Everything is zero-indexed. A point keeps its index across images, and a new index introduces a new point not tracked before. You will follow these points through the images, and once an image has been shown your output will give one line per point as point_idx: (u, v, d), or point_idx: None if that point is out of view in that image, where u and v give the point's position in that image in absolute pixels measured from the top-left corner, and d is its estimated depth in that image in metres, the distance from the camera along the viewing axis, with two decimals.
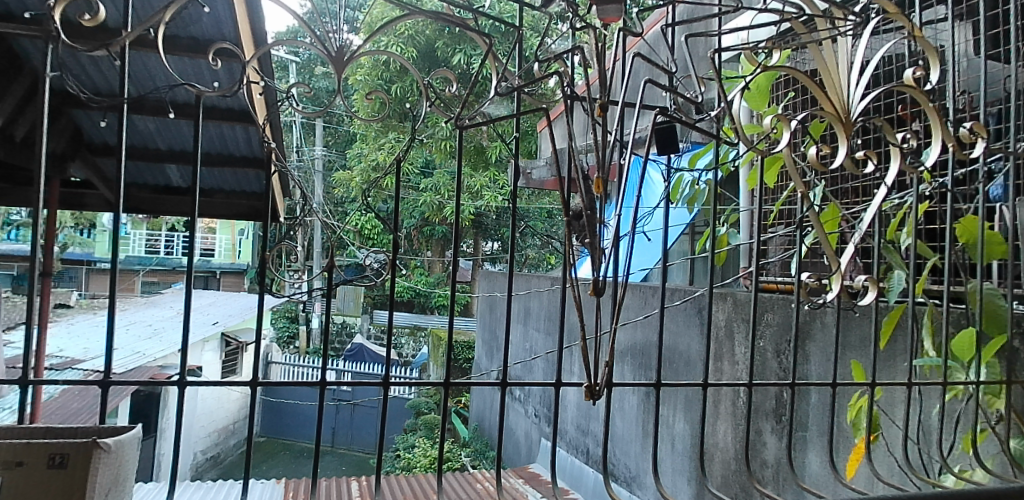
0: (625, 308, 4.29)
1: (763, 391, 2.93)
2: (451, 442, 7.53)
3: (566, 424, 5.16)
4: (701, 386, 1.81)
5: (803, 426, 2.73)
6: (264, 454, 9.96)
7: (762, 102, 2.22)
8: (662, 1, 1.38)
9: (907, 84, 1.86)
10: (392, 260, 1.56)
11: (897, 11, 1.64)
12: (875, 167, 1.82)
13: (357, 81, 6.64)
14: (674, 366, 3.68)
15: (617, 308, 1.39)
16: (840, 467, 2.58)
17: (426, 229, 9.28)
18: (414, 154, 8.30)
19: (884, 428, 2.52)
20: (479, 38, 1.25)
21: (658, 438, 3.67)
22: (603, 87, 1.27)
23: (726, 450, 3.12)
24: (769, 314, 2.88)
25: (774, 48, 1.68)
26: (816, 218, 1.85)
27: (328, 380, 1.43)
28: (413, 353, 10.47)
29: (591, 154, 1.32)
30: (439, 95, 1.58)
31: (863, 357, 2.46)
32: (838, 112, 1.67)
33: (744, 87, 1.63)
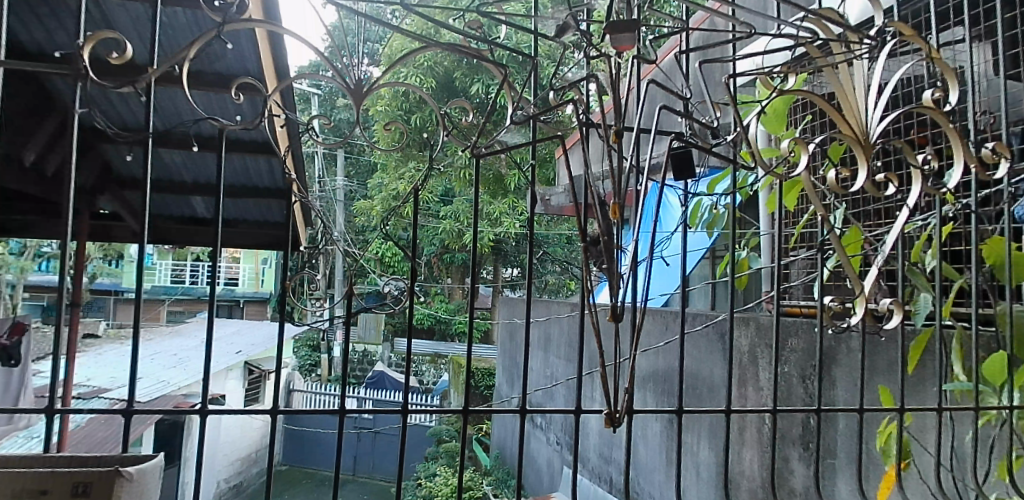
0: (646, 333, 4.26)
1: (789, 418, 2.87)
2: (472, 470, 7.47)
3: (588, 452, 5.10)
4: (725, 412, 1.78)
5: (831, 453, 2.67)
6: (286, 483, 9.95)
7: (779, 126, 2.21)
8: (677, 28, 1.39)
9: (926, 106, 1.85)
10: (410, 288, 1.56)
11: (913, 34, 1.64)
12: (896, 189, 1.80)
13: (378, 111, 6.80)
14: (698, 393, 3.63)
15: (635, 334, 1.37)
16: (870, 496, 2.50)
17: (445, 256, 9.35)
18: (434, 181, 8.38)
19: (915, 455, 2.46)
20: (495, 69, 1.27)
21: (682, 466, 3.60)
22: (618, 115, 1.28)
23: (753, 478, 3.05)
24: (793, 339, 2.84)
25: (790, 73, 1.68)
26: (838, 242, 1.83)
27: (348, 408, 1.43)
28: (434, 380, 10.45)
29: (608, 180, 1.32)
30: (456, 125, 1.59)
31: (892, 382, 2.41)
32: (857, 136, 1.67)
33: (760, 111, 1.63)
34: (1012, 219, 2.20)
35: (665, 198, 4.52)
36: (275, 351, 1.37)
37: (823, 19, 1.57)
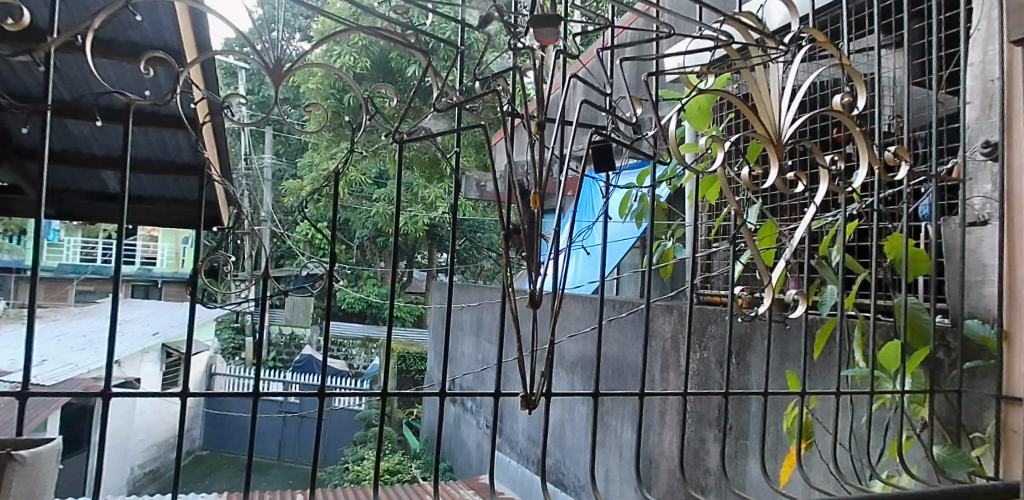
0: (575, 319, 4.36)
1: (706, 401, 3.02)
2: (401, 454, 7.53)
3: (517, 435, 5.20)
4: (640, 394, 1.86)
5: (743, 435, 2.82)
6: (207, 468, 9.71)
7: (703, 123, 2.29)
8: (603, 25, 1.42)
9: (836, 110, 1.97)
10: (329, 271, 1.55)
11: (825, 41, 1.74)
12: (805, 188, 1.92)
13: (309, 89, 6.62)
14: (623, 377, 3.75)
15: (555, 320, 1.41)
16: (774, 475, 2.68)
17: (379, 240, 9.26)
18: (366, 163, 8.25)
19: (818, 436, 2.65)
20: (419, 54, 1.27)
21: (606, 447, 3.74)
22: (540, 107, 1.30)
23: (670, 458, 3.19)
24: (711, 326, 2.98)
25: (710, 73, 1.75)
26: (751, 237, 1.95)
27: (261, 390, 1.41)
28: (365, 364, 10.43)
29: (529, 172, 1.34)
30: (380, 109, 1.57)
31: (800, 368, 2.57)
32: (770, 135, 1.77)
33: (682, 109, 1.70)
34: (909, 218, 2.38)
35: (588, 188, 4.61)
36: (186, 333, 1.34)
37: (741, 24, 1.64)
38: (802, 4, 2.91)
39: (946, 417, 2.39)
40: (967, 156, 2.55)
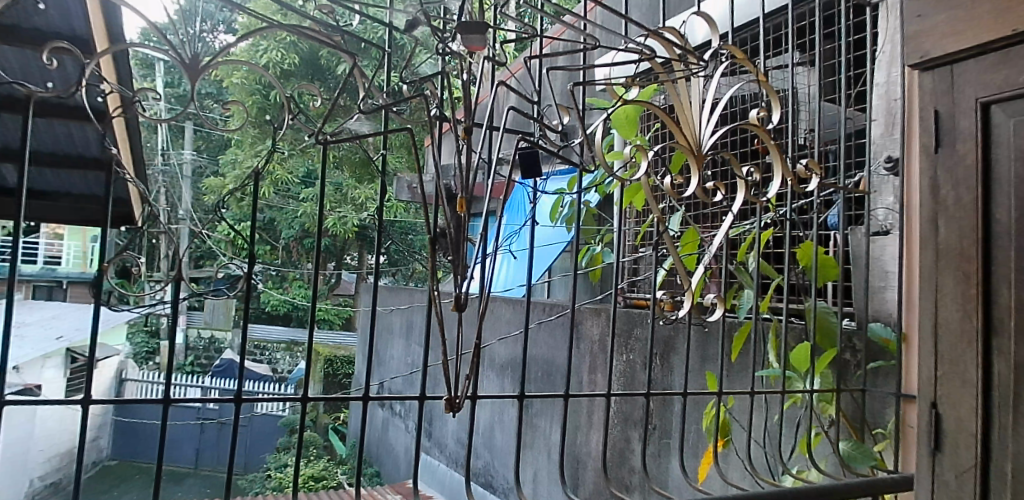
0: (506, 321, 4.39)
1: (632, 401, 3.10)
2: (326, 460, 7.37)
3: (446, 438, 5.19)
4: (565, 396, 1.90)
5: (667, 434, 2.91)
6: (116, 479, 9.18)
7: (630, 132, 2.35)
8: (531, 34, 1.45)
9: (753, 123, 2.07)
10: (249, 273, 1.50)
11: (743, 58, 1.83)
12: (723, 197, 2.01)
13: (233, 84, 6.41)
14: (553, 379, 3.81)
15: (481, 324, 1.42)
16: (694, 472, 2.78)
17: (306, 241, 9.05)
18: (293, 162, 8.05)
19: (736, 434, 2.77)
20: (343, 55, 1.25)
21: (535, 448, 3.79)
22: (468, 112, 1.31)
23: (597, 458, 3.26)
24: (637, 329, 3.07)
25: (635, 84, 1.80)
26: (673, 243, 2.02)
27: (172, 397, 1.35)
28: (290, 368, 10.14)
29: (457, 175, 1.34)
30: (304, 110, 1.54)
31: (720, 369, 2.68)
32: (691, 146, 1.84)
33: (607, 118, 1.74)
34: (819, 228, 2.53)
35: (516, 192, 4.66)
36: (90, 338, 1.27)
37: (664, 37, 1.70)
38: (722, 21, 3.12)
39: (852, 414, 2.54)
40: (872, 171, 2.73)
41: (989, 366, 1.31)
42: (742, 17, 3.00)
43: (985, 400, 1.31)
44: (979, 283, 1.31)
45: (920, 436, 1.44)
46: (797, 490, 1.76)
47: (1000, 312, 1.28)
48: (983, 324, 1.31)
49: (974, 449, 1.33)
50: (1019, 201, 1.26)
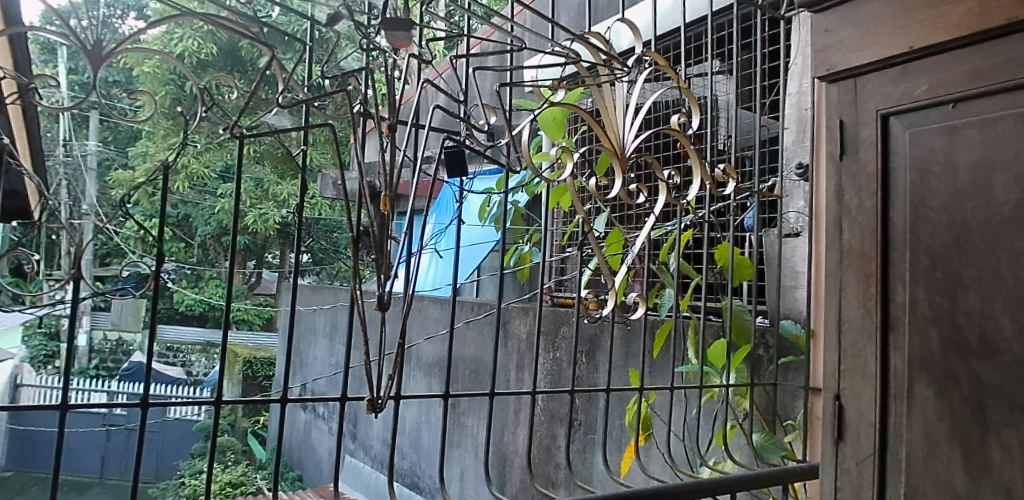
0: (433, 321, 4.37)
1: (558, 398, 3.16)
2: (244, 466, 7.11)
3: (371, 440, 5.11)
4: (491, 394, 1.91)
5: (591, 430, 2.98)
6: (8, 494, 8.50)
7: (557, 134, 2.39)
8: (457, 34, 1.45)
9: (674, 129, 2.15)
10: (157, 272, 1.43)
11: (665, 65, 1.90)
12: (646, 199, 2.07)
13: (143, 72, 6.07)
14: (480, 378, 3.82)
15: (405, 323, 1.40)
16: (617, 466, 2.86)
17: (224, 238, 8.69)
18: (210, 155, 7.72)
19: (657, 429, 2.87)
20: (262, 46, 1.21)
21: (461, 447, 3.79)
22: (392, 109, 1.30)
23: (523, 455, 3.30)
24: (564, 327, 3.12)
25: (561, 87, 1.83)
26: (597, 243, 2.07)
27: (69, 403, 1.26)
28: (206, 371, 9.71)
29: (381, 174, 1.33)
30: (219, 102, 1.48)
31: (642, 366, 2.77)
32: (615, 149, 1.89)
33: (534, 119, 1.77)
34: (735, 230, 2.65)
35: (442, 192, 4.64)
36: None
37: (590, 42, 1.74)
38: (646, 30, 3.23)
39: (764, 407, 2.68)
40: (785, 176, 2.89)
41: (886, 360, 1.40)
42: (665, 25, 3.11)
43: (883, 391, 1.40)
44: (878, 281, 1.41)
45: (824, 427, 1.53)
46: (712, 482, 1.84)
47: (897, 309, 1.38)
48: (882, 320, 1.40)
49: (873, 437, 1.42)
50: (914, 205, 1.35)
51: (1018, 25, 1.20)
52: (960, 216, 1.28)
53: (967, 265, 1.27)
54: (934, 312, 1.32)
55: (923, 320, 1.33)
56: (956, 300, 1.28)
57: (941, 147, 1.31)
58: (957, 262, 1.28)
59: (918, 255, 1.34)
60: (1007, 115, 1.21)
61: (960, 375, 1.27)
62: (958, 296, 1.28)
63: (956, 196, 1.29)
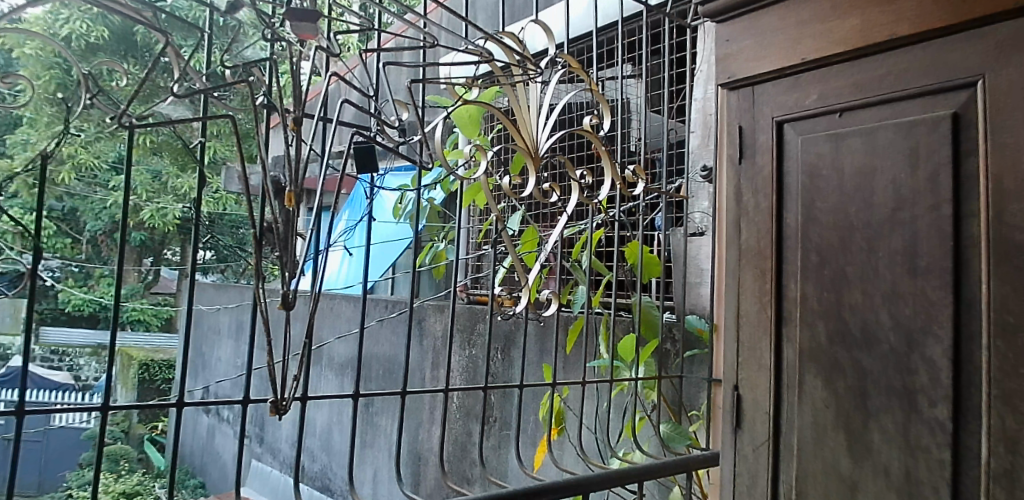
0: (346, 320, 4.28)
1: (472, 395, 3.17)
2: (140, 475, 6.72)
3: (280, 443, 4.96)
4: (402, 393, 1.90)
5: (505, 426, 3.02)
6: None
7: (473, 132, 2.39)
8: (366, 27, 1.42)
9: (586, 129, 2.20)
10: (34, 270, 1.32)
11: (577, 67, 1.94)
12: (558, 198, 2.11)
13: (23, 54, 5.59)
14: (394, 377, 3.78)
15: (312, 324, 1.36)
16: (529, 461, 2.90)
17: (117, 234, 8.15)
18: (101, 145, 7.21)
19: (570, 422, 2.94)
20: (154, 32, 1.14)
21: (374, 447, 3.75)
22: (297, 102, 1.26)
23: (437, 453, 3.30)
24: (479, 324, 3.14)
25: (475, 85, 1.84)
26: (511, 241, 2.10)
27: None
28: (97, 375, 9.09)
29: (286, 168, 1.28)
30: (104, 89, 1.38)
31: (556, 361, 2.82)
32: (527, 148, 1.92)
33: (446, 116, 1.76)
34: (645, 229, 2.74)
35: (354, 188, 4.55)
36: None
37: (502, 41, 1.75)
38: (559, 33, 3.30)
39: (671, 398, 2.80)
40: (690, 178, 3.02)
41: (780, 351, 1.49)
42: (577, 29, 3.19)
43: (777, 381, 1.49)
44: (773, 278, 1.50)
45: (725, 415, 1.63)
46: (619, 472, 1.91)
47: (790, 304, 1.47)
48: (776, 314, 1.49)
49: (767, 424, 1.51)
50: (805, 207, 1.44)
51: (897, 42, 1.29)
52: (845, 218, 1.36)
53: (850, 263, 1.35)
54: (822, 307, 1.40)
55: (812, 315, 1.42)
56: (841, 296, 1.37)
57: (828, 152, 1.40)
58: (842, 260, 1.37)
59: (808, 254, 1.43)
60: (886, 124, 1.30)
61: (845, 366, 1.36)
62: (843, 292, 1.36)
63: (841, 198, 1.37)
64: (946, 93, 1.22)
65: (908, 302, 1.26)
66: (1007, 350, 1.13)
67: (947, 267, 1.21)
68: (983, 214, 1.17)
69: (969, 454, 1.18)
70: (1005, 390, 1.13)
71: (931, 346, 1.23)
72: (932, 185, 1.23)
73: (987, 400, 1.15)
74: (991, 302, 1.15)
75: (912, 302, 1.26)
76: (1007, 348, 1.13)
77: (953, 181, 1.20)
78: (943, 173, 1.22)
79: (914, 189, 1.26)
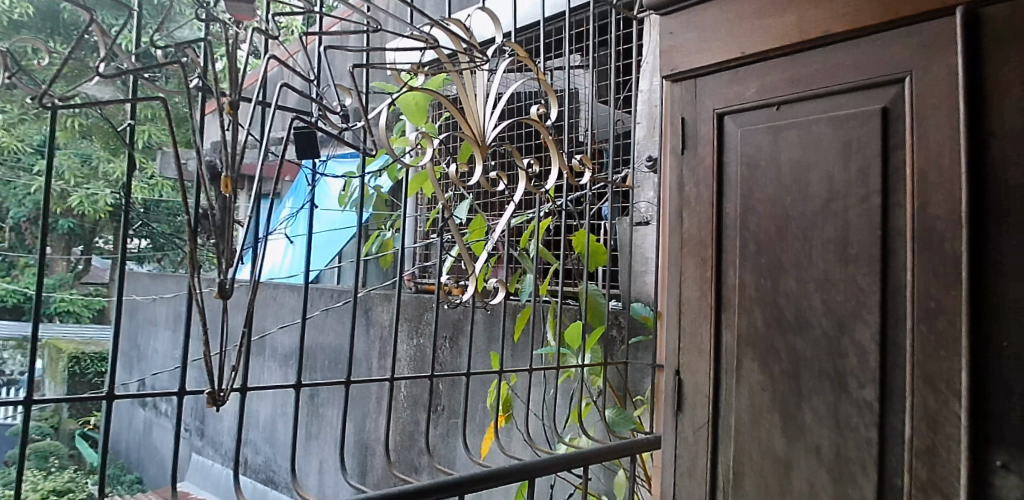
0: (290, 310, 4.21)
1: (420, 384, 3.17)
2: (72, 472, 6.46)
3: (222, 436, 4.85)
4: (346, 383, 1.89)
5: (452, 414, 3.04)
6: None
7: (420, 119, 2.37)
8: (308, 10, 1.39)
9: (534, 119, 2.21)
10: None
11: (525, 56, 1.94)
12: (505, 187, 2.12)
13: None
14: (339, 367, 3.74)
15: (251, 313, 1.34)
16: (476, 448, 2.92)
17: (43, 221, 7.75)
18: (24, 127, 6.82)
19: (517, 409, 2.97)
20: (79, 9, 1.09)
21: (320, 438, 3.71)
22: (234, 84, 1.22)
23: (384, 442, 3.31)
24: (427, 313, 3.13)
25: (421, 72, 1.82)
26: (458, 229, 2.10)
27: None
28: (22, 369, 8.66)
29: (222, 153, 1.25)
30: (24, 67, 1.30)
31: (504, 349, 2.85)
32: (474, 137, 1.92)
33: (392, 103, 1.74)
34: (591, 218, 2.79)
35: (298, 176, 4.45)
36: None
37: (449, 28, 1.74)
38: (506, 21, 3.29)
39: (616, 385, 2.86)
40: (636, 168, 3.07)
41: (719, 337, 1.54)
42: (525, 18, 3.19)
43: (716, 366, 1.55)
44: (713, 266, 1.55)
45: (667, 399, 1.67)
46: (564, 457, 1.94)
47: (728, 291, 1.52)
48: (715, 301, 1.55)
49: (706, 407, 1.56)
50: (744, 198, 1.49)
51: (831, 39, 1.35)
52: (781, 208, 1.42)
53: (786, 251, 1.41)
54: (759, 294, 1.46)
55: (750, 301, 1.47)
56: (777, 283, 1.42)
57: (767, 144, 1.45)
58: (778, 249, 1.42)
59: (746, 243, 1.48)
60: (820, 118, 1.36)
61: (780, 351, 1.41)
62: (779, 279, 1.42)
63: (778, 189, 1.42)
64: (875, 88, 1.28)
65: (839, 289, 1.32)
66: (929, 333, 1.19)
67: (876, 255, 1.27)
68: (908, 205, 1.23)
69: (892, 432, 1.25)
70: (927, 371, 1.20)
71: (860, 330, 1.29)
72: (862, 177, 1.29)
73: (911, 381, 1.22)
74: (914, 288, 1.21)
75: (842, 288, 1.32)
76: (928, 332, 1.20)
77: (881, 173, 1.27)
78: (872, 166, 1.28)
79: (846, 181, 1.31)
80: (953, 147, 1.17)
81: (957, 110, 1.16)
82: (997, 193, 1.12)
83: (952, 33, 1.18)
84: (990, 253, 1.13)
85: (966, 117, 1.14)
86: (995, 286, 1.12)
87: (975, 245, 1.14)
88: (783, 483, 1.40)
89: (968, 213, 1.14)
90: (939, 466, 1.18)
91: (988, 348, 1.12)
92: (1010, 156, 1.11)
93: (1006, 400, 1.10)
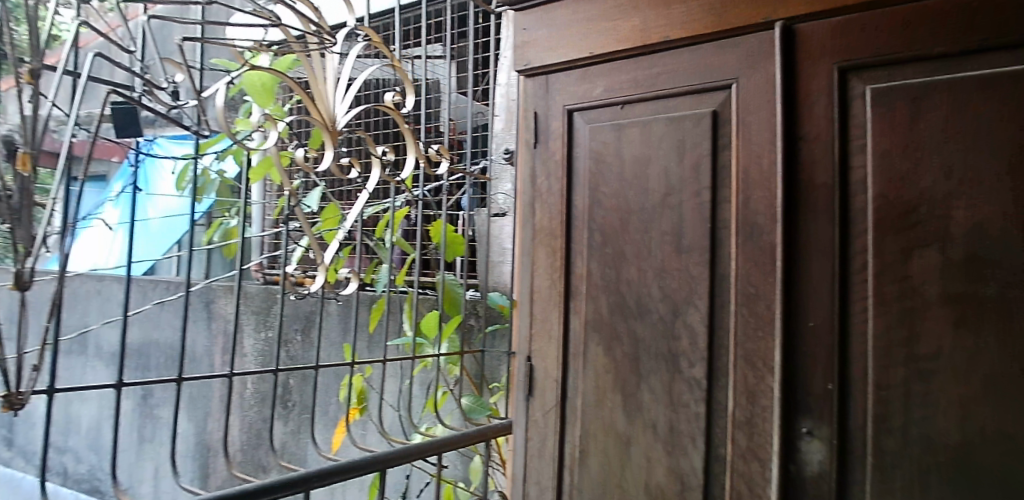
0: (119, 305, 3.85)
1: (268, 378, 3.04)
2: None
3: (36, 446, 4.36)
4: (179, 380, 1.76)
5: (303, 409, 2.94)
6: None
7: (266, 101, 2.24)
8: None
9: (389, 106, 2.18)
10: None
11: (378, 41, 1.90)
12: (359, 174, 2.08)
13: None
14: (177, 364, 3.49)
15: (59, 307, 1.21)
16: (328, 443, 2.85)
17: None
18: None
19: (372, 402, 2.93)
20: None
21: (154, 441, 3.45)
22: (35, 49, 1.09)
23: (228, 442, 3.14)
24: (276, 305, 3.00)
25: (265, 51, 1.72)
26: (307, 218, 2.02)
27: None
28: None
29: (20, 126, 1.11)
30: None
31: (359, 341, 2.79)
32: (323, 122, 1.85)
33: (231, 83, 1.64)
34: (448, 208, 2.80)
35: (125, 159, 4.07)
36: None
37: (296, 6, 1.66)
38: (360, 5, 3.21)
39: (473, 373, 2.91)
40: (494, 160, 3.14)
41: (568, 322, 1.63)
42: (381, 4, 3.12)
43: (564, 350, 1.63)
44: (563, 256, 1.63)
45: (519, 384, 1.73)
46: (415, 447, 1.95)
47: (577, 280, 1.61)
48: (565, 289, 1.63)
49: (556, 390, 1.64)
50: (592, 191, 1.58)
51: (669, 45, 1.45)
52: (625, 202, 1.52)
53: (629, 242, 1.51)
54: (604, 282, 1.55)
55: (596, 289, 1.57)
56: (620, 272, 1.53)
57: (613, 141, 1.54)
58: (621, 239, 1.52)
59: (593, 234, 1.57)
60: (659, 118, 1.46)
61: (622, 335, 1.52)
62: (622, 269, 1.52)
63: (622, 183, 1.52)
64: (705, 93, 1.40)
65: (674, 276, 1.44)
66: (748, 316, 1.34)
67: (705, 245, 1.40)
68: (733, 200, 1.37)
69: (717, 405, 1.38)
70: (747, 350, 1.34)
71: (691, 314, 1.42)
72: (694, 174, 1.42)
73: (733, 360, 1.36)
74: (737, 275, 1.36)
75: (677, 276, 1.44)
76: (749, 314, 1.34)
77: (711, 171, 1.39)
78: (703, 164, 1.41)
79: (681, 177, 1.43)
80: (771, 149, 1.31)
81: (774, 116, 1.31)
82: (805, 191, 1.27)
83: (771, 45, 1.32)
84: (799, 244, 1.28)
85: (780, 124, 1.29)
86: (802, 273, 1.28)
87: (786, 237, 1.29)
88: (624, 457, 1.51)
89: (781, 208, 1.29)
90: (756, 434, 1.32)
91: (797, 326, 1.28)
92: (817, 159, 1.26)
93: (809, 373, 1.26)
